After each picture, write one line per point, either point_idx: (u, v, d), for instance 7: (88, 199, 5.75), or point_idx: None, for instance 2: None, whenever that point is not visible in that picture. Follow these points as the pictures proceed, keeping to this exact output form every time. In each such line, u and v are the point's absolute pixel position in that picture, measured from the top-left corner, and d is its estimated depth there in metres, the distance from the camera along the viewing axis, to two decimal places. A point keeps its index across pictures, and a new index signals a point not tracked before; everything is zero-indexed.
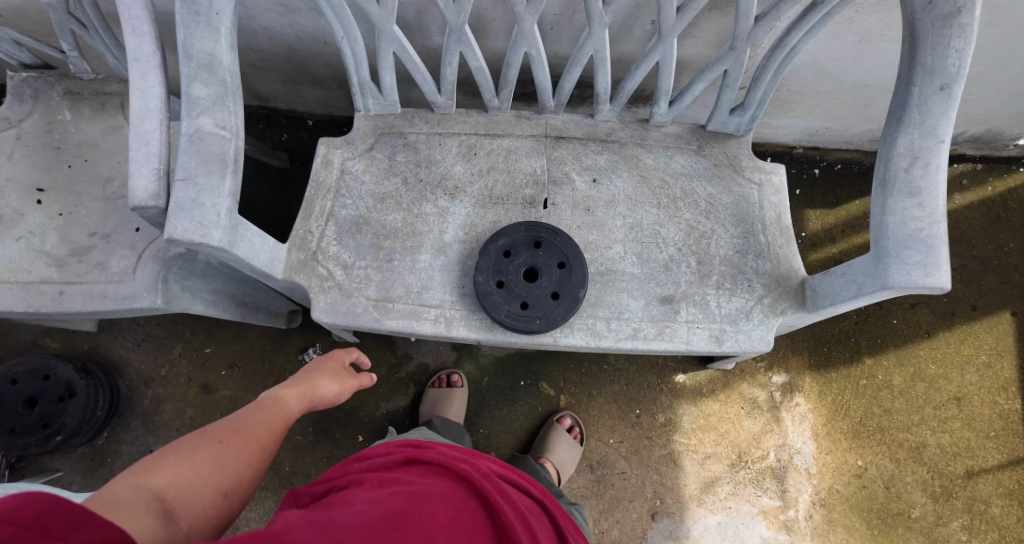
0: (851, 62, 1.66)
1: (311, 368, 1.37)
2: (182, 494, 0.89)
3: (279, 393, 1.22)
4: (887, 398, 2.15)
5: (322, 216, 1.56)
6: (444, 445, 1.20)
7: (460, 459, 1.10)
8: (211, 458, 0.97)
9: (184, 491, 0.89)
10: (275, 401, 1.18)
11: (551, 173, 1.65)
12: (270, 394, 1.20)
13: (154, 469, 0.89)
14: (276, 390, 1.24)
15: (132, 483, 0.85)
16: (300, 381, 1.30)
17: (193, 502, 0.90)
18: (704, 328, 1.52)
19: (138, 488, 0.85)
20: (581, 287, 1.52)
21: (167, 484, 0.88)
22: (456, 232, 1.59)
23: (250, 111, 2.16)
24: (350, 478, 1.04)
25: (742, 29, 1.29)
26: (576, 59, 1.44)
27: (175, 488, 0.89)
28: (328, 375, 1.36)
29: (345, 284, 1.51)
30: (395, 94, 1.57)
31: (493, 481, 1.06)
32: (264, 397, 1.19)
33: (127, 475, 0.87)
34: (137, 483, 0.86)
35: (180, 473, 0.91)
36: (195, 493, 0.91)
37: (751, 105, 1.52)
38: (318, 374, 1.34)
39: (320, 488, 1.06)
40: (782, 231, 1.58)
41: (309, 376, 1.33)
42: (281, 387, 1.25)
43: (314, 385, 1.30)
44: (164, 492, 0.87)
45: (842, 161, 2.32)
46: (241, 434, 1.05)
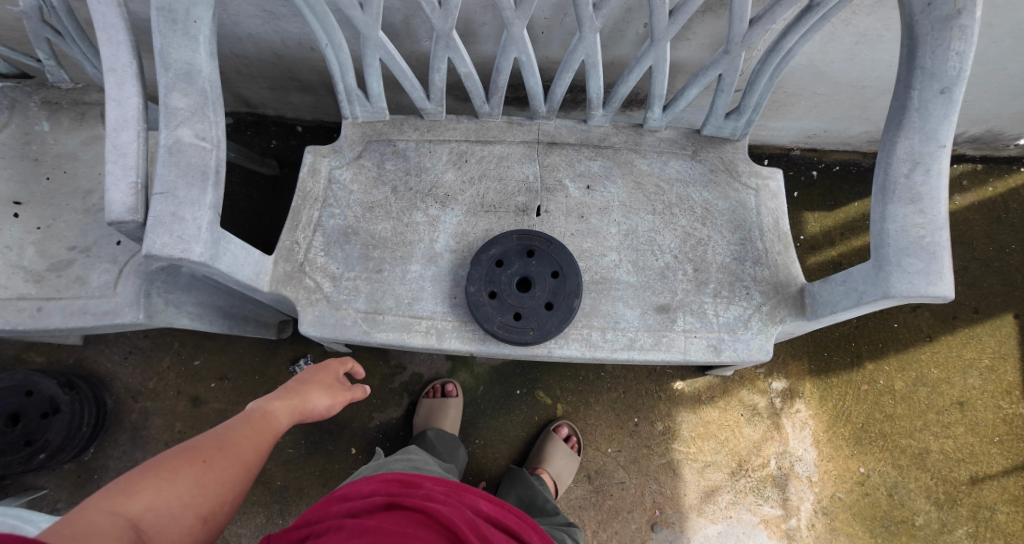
0: (848, 63, 1.63)
1: (306, 375, 1.31)
2: (156, 522, 0.87)
3: (272, 404, 1.17)
4: (889, 403, 2.11)
5: (309, 227, 1.52)
6: (430, 482, 1.16)
7: (443, 503, 1.07)
8: (190, 480, 0.94)
9: (159, 518, 0.87)
10: (264, 414, 1.13)
11: (544, 180, 1.61)
12: (260, 406, 1.15)
13: (129, 492, 0.87)
14: (266, 400, 1.19)
15: (105, 509, 0.83)
16: (292, 390, 1.24)
17: (169, 530, 0.87)
18: (702, 337, 1.48)
19: (110, 516, 0.83)
20: (576, 296, 1.48)
21: (142, 511, 0.86)
22: (447, 241, 1.56)
23: (238, 118, 2.12)
24: (329, 523, 1.00)
25: (737, 32, 1.25)
26: (568, 63, 1.41)
27: (149, 514, 0.86)
28: (322, 386, 1.29)
29: (333, 295, 1.47)
30: (383, 100, 1.53)
31: (477, 529, 1.02)
32: (255, 408, 1.14)
33: (100, 498, 0.85)
34: (109, 508, 0.84)
35: (157, 499, 0.88)
36: (172, 519, 0.88)
37: (746, 109, 1.49)
38: (312, 384, 1.28)
39: (297, 533, 1.02)
40: (780, 236, 1.55)
41: (301, 387, 1.26)
42: (272, 397, 1.19)
43: (305, 397, 1.23)
44: (138, 519, 0.85)
45: (840, 163, 2.29)
46: (225, 453, 1.01)
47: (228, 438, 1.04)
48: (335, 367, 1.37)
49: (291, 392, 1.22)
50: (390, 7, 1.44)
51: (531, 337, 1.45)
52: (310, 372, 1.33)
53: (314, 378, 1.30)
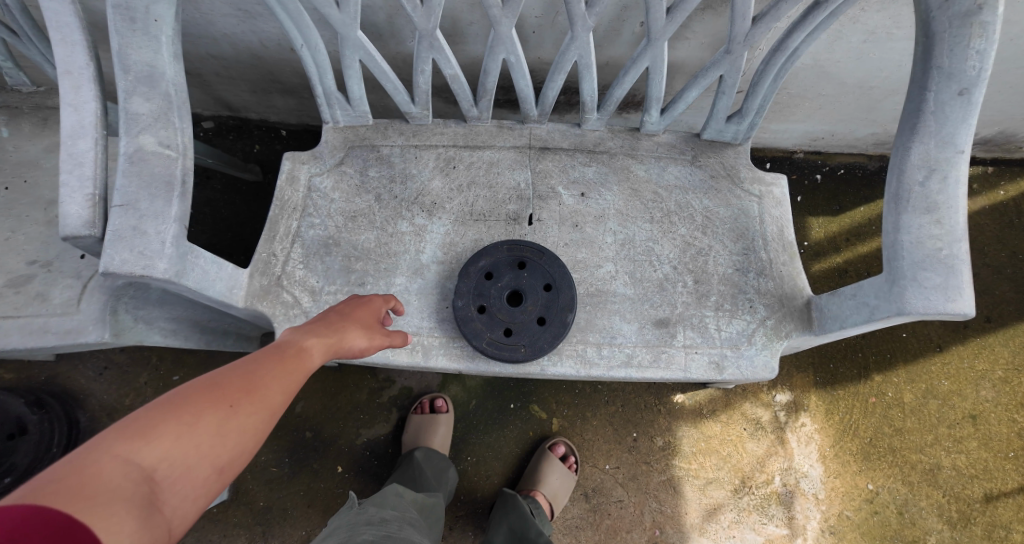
0: (855, 64, 1.54)
1: (343, 309, 1.16)
2: (174, 472, 0.71)
3: (306, 341, 1.00)
4: (898, 417, 2.02)
5: (287, 238, 1.44)
6: None
7: None
8: (217, 423, 0.78)
9: (179, 468, 0.72)
10: (298, 351, 0.97)
11: (536, 187, 1.53)
12: (294, 340, 0.99)
13: (147, 433, 0.71)
14: (299, 333, 1.03)
15: (115, 455, 0.68)
16: (328, 325, 1.08)
17: (186, 483, 0.72)
18: (703, 354, 1.40)
19: (122, 463, 0.67)
20: (570, 310, 1.40)
21: (162, 459, 0.70)
22: (435, 251, 1.48)
23: (220, 121, 2.03)
24: None
25: (740, 30, 1.17)
26: (559, 65, 1.33)
27: (169, 462, 0.71)
28: (360, 322, 1.15)
29: (312, 311, 1.39)
30: (366, 104, 1.45)
31: None
32: (287, 342, 0.99)
33: (107, 439, 0.69)
34: (120, 454, 0.68)
35: (174, 446, 0.72)
36: (193, 470, 0.73)
37: (748, 112, 1.40)
38: (349, 321, 1.12)
39: None
40: (784, 246, 1.46)
41: (338, 323, 1.10)
42: (307, 331, 1.04)
43: (342, 337, 1.08)
44: (155, 467, 0.70)
45: (845, 166, 2.21)
46: (256, 395, 0.85)
47: (260, 376, 0.87)
48: (373, 303, 1.22)
49: (326, 329, 1.06)
50: (371, 5, 1.37)
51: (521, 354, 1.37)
52: (345, 305, 1.18)
53: (352, 313, 1.15)
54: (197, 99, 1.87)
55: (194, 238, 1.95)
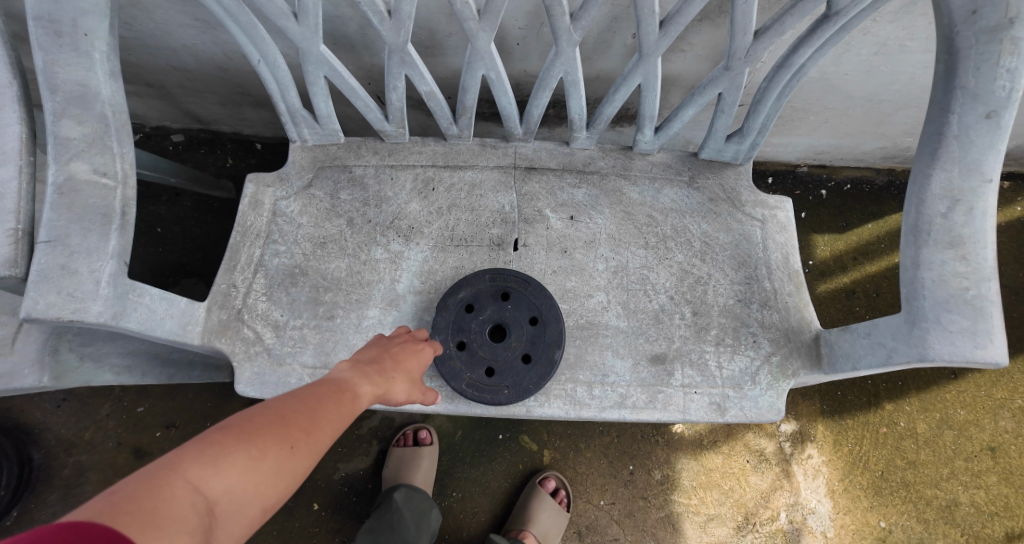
0: (864, 77, 1.43)
1: (402, 347, 1.09)
2: (231, 507, 0.69)
3: (365, 385, 0.94)
4: (911, 449, 1.89)
5: (249, 267, 1.32)
6: None
7: None
8: (278, 461, 0.75)
9: (237, 505, 0.69)
10: (358, 395, 0.92)
11: (521, 210, 1.42)
12: (354, 377, 0.94)
13: (217, 462, 0.69)
14: (359, 369, 0.97)
15: (184, 481, 0.65)
16: (386, 368, 1.01)
17: (236, 522, 0.69)
18: (703, 395, 1.29)
19: (190, 492, 0.65)
20: (558, 347, 1.29)
21: (225, 493, 0.68)
22: (411, 281, 1.36)
23: (191, 134, 1.89)
24: None
25: (740, 45, 1.06)
26: (544, 81, 1.22)
27: (230, 497, 0.69)
28: (415, 366, 1.07)
29: (275, 348, 1.29)
30: (335, 121, 1.33)
31: None
32: (344, 377, 0.93)
33: (183, 460, 0.67)
34: (191, 481, 0.66)
35: (236, 481, 0.69)
36: (246, 509, 0.70)
37: (749, 132, 1.28)
38: (404, 361, 1.05)
39: None
40: (791, 275, 1.35)
41: (394, 367, 1.03)
42: (364, 367, 0.98)
43: (393, 386, 1.00)
44: (217, 499, 0.67)
45: (851, 180, 2.07)
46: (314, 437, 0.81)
47: (322, 416, 0.83)
48: (427, 343, 1.15)
49: (384, 372, 1.00)
50: (340, 16, 1.25)
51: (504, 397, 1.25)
52: (402, 342, 1.11)
53: (408, 354, 1.08)
54: (163, 111, 1.74)
55: (162, 259, 1.83)
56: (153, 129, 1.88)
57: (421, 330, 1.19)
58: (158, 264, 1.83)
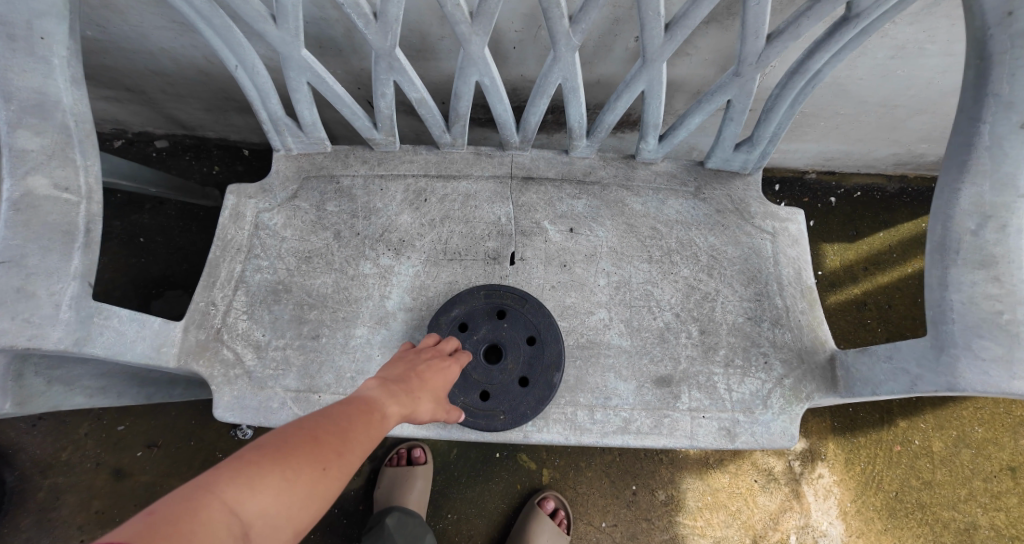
0: (879, 81, 1.35)
1: (430, 361, 1.02)
2: (267, 533, 0.62)
3: (394, 402, 0.87)
4: (927, 468, 1.81)
5: (230, 283, 1.25)
6: None
7: None
8: (313, 483, 0.67)
9: (273, 530, 0.62)
10: (387, 413, 0.84)
11: (518, 222, 1.34)
12: (382, 395, 0.86)
13: (254, 483, 0.63)
14: (388, 384, 0.90)
15: (219, 504, 0.59)
16: (412, 384, 0.94)
17: None
18: (711, 419, 1.21)
19: (225, 516, 0.59)
20: (557, 368, 1.21)
21: (259, 517, 0.61)
22: (402, 298, 1.29)
23: (176, 140, 1.82)
24: None
25: (751, 50, 0.99)
26: (541, 87, 1.15)
27: (265, 521, 0.62)
28: (443, 382, 1.01)
29: (256, 370, 1.21)
30: (321, 129, 1.26)
31: None
32: (374, 393, 0.87)
33: (217, 480, 0.61)
34: (225, 504, 0.59)
35: (270, 503, 0.63)
36: (279, 535, 0.63)
37: (760, 141, 1.20)
38: (432, 377, 0.99)
39: None
40: (803, 292, 1.27)
41: (420, 383, 0.95)
42: (393, 384, 0.91)
43: (420, 402, 0.93)
44: (252, 522, 0.61)
45: (862, 187, 1.97)
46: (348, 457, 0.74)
47: (355, 434, 0.76)
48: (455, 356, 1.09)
49: (411, 388, 0.92)
50: (324, 18, 1.18)
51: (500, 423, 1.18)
52: (429, 356, 1.04)
53: (436, 369, 1.01)
54: (145, 117, 1.66)
55: (145, 270, 1.76)
56: (136, 135, 1.80)
57: (448, 342, 1.12)
58: (141, 275, 1.75)
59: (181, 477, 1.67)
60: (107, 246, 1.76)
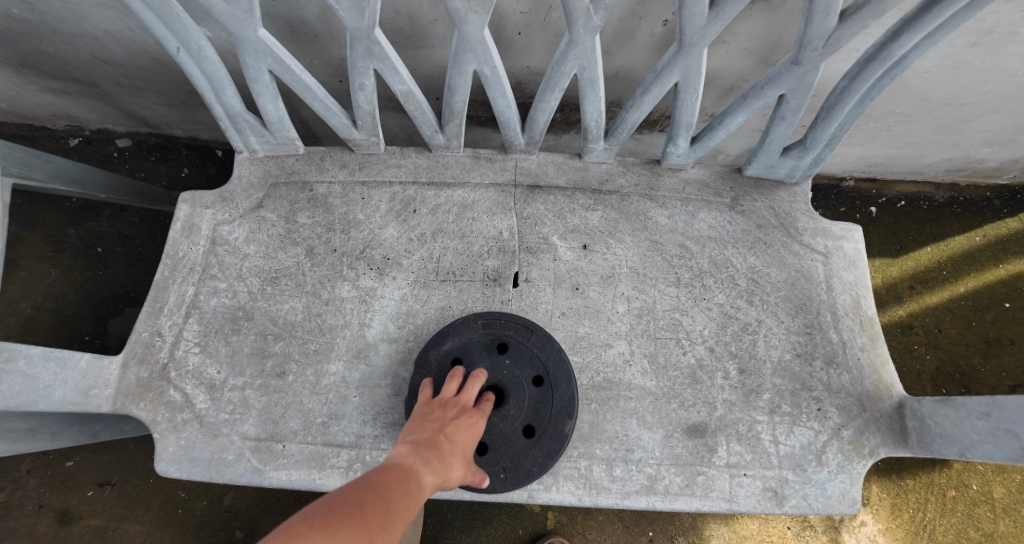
0: (950, 74, 1.15)
1: (459, 415, 0.85)
2: None
3: (428, 467, 0.72)
4: (987, 518, 1.58)
5: (180, 309, 1.05)
6: None
7: None
8: None
9: None
10: (424, 481, 0.70)
11: (523, 238, 1.14)
12: (415, 461, 0.72)
13: None
14: (418, 446, 0.75)
15: None
16: (443, 445, 0.78)
17: None
18: (754, 477, 1.01)
19: None
20: (569, 416, 1.01)
21: None
22: (385, 326, 1.09)
23: (139, 138, 1.65)
24: None
25: (818, 32, 0.79)
26: (553, 79, 0.95)
27: None
28: (474, 440, 0.83)
29: (209, 415, 1.01)
30: (290, 128, 1.06)
31: None
32: (402, 461, 0.71)
33: None
34: None
35: None
36: None
37: (814, 145, 1.00)
38: (462, 433, 0.82)
39: None
40: (863, 323, 1.07)
41: (451, 441, 0.79)
42: (419, 451, 0.74)
43: (452, 468, 0.77)
44: None
45: (906, 196, 1.74)
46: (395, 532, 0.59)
47: (397, 505, 0.62)
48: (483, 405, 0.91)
49: (444, 449, 0.77)
50: None
51: (500, 484, 0.97)
52: (455, 409, 0.87)
53: (464, 424, 0.84)
54: (102, 112, 1.50)
55: (103, 285, 1.58)
56: (95, 133, 1.63)
57: (473, 384, 0.92)
58: (98, 291, 1.58)
59: (137, 521, 1.48)
60: (60, 257, 1.58)
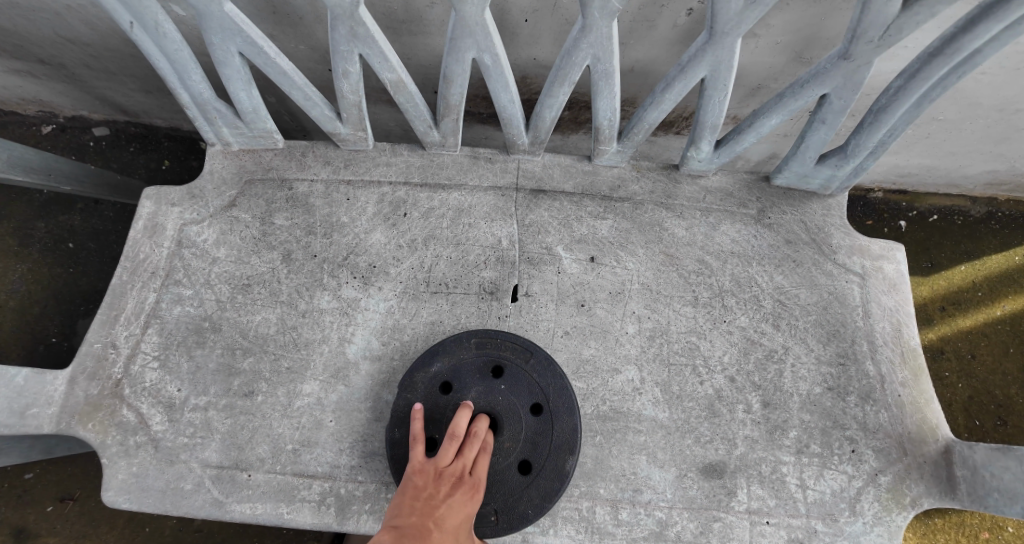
0: (1007, 75, 1.03)
1: (452, 494, 0.72)
2: None
3: None
4: None
5: (138, 318, 0.94)
6: None
7: None
8: None
9: None
10: None
11: (524, 247, 1.03)
12: None
13: None
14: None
15: None
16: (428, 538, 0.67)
17: None
18: (778, 527, 0.89)
19: None
20: (571, 452, 0.89)
21: None
22: (368, 342, 0.97)
23: (118, 127, 1.56)
24: None
25: (875, 20, 0.68)
26: (563, 70, 0.84)
27: None
28: (466, 523, 0.72)
29: (165, 439, 0.90)
30: (268, 119, 0.96)
31: None
32: None
33: None
34: None
35: None
36: None
37: (856, 153, 0.89)
38: (453, 517, 0.71)
39: None
40: (903, 355, 0.95)
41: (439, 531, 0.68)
42: None
43: None
44: None
45: (939, 211, 1.62)
46: None
47: None
48: (478, 468, 0.78)
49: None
50: None
51: (490, 528, 0.85)
52: (448, 483, 0.74)
53: (456, 507, 0.72)
54: (74, 97, 1.43)
55: (73, 283, 1.51)
56: (70, 120, 1.54)
57: (470, 447, 0.78)
58: (69, 289, 1.50)
59: (100, 540, 1.39)
60: (27, 253, 1.51)
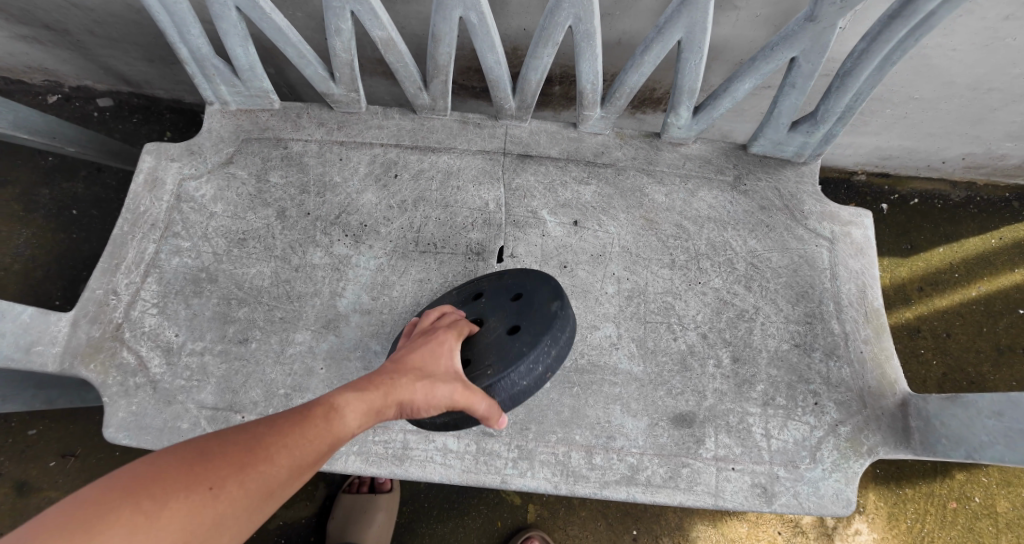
0: (977, 52, 1.07)
1: (416, 343, 0.72)
2: None
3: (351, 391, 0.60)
4: (988, 532, 1.44)
5: (139, 267, 0.99)
6: None
7: None
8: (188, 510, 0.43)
9: None
10: (335, 407, 0.57)
11: (510, 210, 1.07)
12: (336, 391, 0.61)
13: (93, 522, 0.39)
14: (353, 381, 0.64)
15: None
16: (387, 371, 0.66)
17: None
18: (744, 472, 0.94)
19: None
20: (553, 298, 0.85)
21: None
22: (358, 296, 1.02)
23: (121, 99, 1.61)
24: None
25: None
26: (546, 32, 0.88)
27: None
28: (434, 359, 0.69)
29: (164, 381, 0.95)
30: (264, 78, 1.00)
31: None
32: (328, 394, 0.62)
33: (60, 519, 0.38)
34: None
35: None
36: None
37: (826, 118, 0.93)
38: (416, 356, 0.69)
39: None
40: (867, 314, 1.00)
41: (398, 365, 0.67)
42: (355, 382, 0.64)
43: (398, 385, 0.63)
44: None
45: (920, 194, 1.66)
46: (261, 471, 0.49)
47: (277, 441, 0.52)
48: (451, 328, 0.77)
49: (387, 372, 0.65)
50: None
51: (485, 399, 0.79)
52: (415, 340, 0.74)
53: (420, 350, 0.70)
54: (78, 66, 1.47)
55: (74, 249, 1.55)
56: (75, 90, 1.59)
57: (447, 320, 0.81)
58: (70, 254, 1.54)
59: None
60: (31, 218, 1.56)
